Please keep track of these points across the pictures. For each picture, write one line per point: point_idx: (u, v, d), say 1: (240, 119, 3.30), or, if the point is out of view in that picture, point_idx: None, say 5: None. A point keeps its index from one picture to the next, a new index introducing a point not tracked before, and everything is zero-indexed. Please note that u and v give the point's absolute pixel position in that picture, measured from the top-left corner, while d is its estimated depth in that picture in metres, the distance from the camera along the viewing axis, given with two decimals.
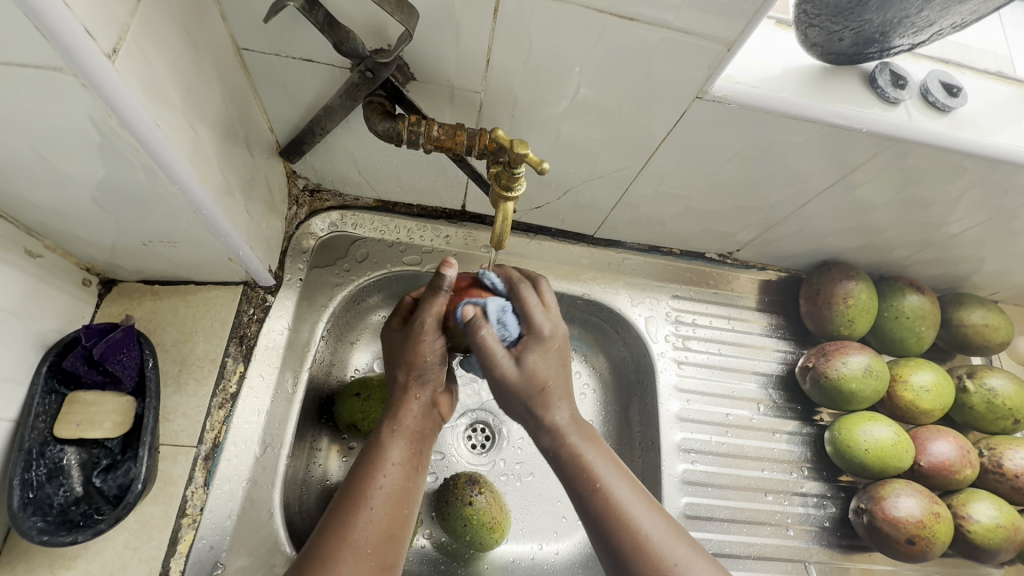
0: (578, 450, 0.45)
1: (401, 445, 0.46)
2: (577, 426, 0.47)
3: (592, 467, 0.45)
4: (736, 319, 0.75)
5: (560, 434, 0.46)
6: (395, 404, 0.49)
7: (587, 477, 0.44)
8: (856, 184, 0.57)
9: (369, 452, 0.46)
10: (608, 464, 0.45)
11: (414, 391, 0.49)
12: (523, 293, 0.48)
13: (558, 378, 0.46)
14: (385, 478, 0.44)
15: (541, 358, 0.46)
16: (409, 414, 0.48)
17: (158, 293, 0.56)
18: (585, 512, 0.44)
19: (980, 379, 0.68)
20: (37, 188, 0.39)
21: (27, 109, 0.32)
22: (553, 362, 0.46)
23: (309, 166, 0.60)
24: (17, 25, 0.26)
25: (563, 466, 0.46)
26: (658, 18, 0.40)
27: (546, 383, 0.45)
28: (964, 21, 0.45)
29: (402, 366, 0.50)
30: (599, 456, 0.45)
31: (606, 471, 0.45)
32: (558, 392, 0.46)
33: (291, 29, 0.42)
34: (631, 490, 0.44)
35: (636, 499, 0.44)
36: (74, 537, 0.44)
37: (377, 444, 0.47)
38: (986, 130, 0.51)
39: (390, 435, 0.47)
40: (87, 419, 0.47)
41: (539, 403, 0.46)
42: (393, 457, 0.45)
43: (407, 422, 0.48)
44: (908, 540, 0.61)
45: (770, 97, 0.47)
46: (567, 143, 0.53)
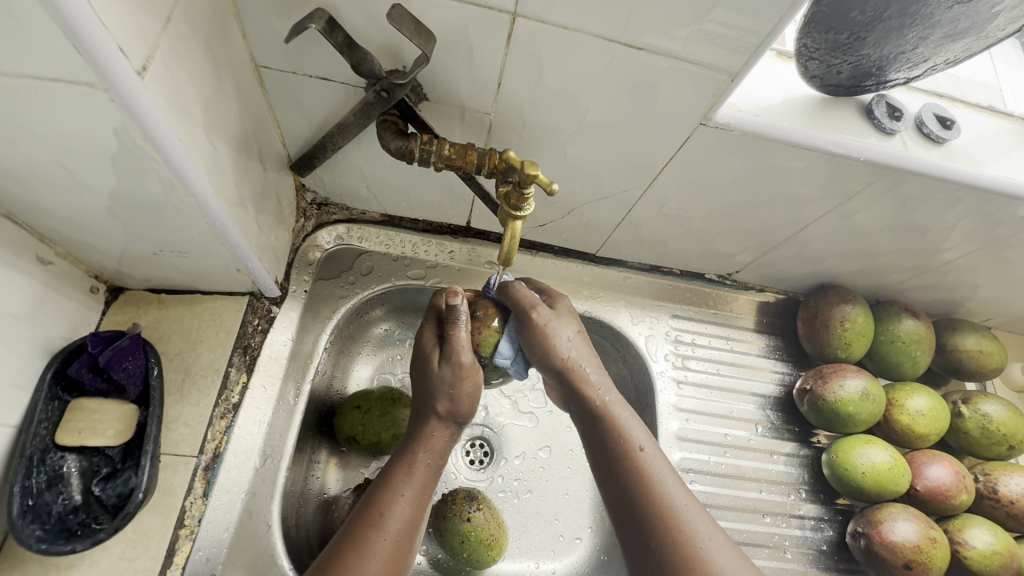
0: (613, 412, 0.48)
1: (423, 474, 0.48)
2: (618, 401, 0.49)
3: (626, 431, 0.47)
4: (735, 339, 0.76)
5: (596, 394, 0.49)
6: (417, 434, 0.51)
7: (621, 441, 0.47)
8: (854, 210, 0.58)
9: (389, 476, 0.48)
10: (641, 433, 0.47)
11: (438, 425, 0.51)
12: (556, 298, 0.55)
13: (575, 347, 0.52)
14: (404, 502, 0.46)
15: (563, 327, 0.52)
16: (435, 443, 0.50)
17: (164, 301, 0.56)
18: (615, 474, 0.46)
19: (975, 405, 0.69)
20: (55, 197, 0.40)
21: (53, 119, 0.32)
22: (573, 331, 0.52)
23: (318, 179, 0.61)
24: (55, 40, 0.27)
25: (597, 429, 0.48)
26: (667, 48, 0.41)
27: (570, 362, 0.51)
28: (957, 58, 0.46)
29: (442, 400, 0.51)
30: (634, 423, 0.48)
31: (638, 436, 0.47)
32: (585, 357, 0.51)
33: (310, 49, 0.43)
34: (663, 462, 0.46)
35: (669, 472, 0.45)
36: (73, 546, 0.44)
37: (396, 470, 0.48)
38: (978, 162, 0.53)
39: (411, 466, 0.48)
40: (89, 426, 0.47)
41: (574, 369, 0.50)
42: (414, 484, 0.47)
43: (429, 454, 0.50)
44: (906, 566, 0.61)
45: (771, 125, 0.48)
46: (573, 164, 0.54)
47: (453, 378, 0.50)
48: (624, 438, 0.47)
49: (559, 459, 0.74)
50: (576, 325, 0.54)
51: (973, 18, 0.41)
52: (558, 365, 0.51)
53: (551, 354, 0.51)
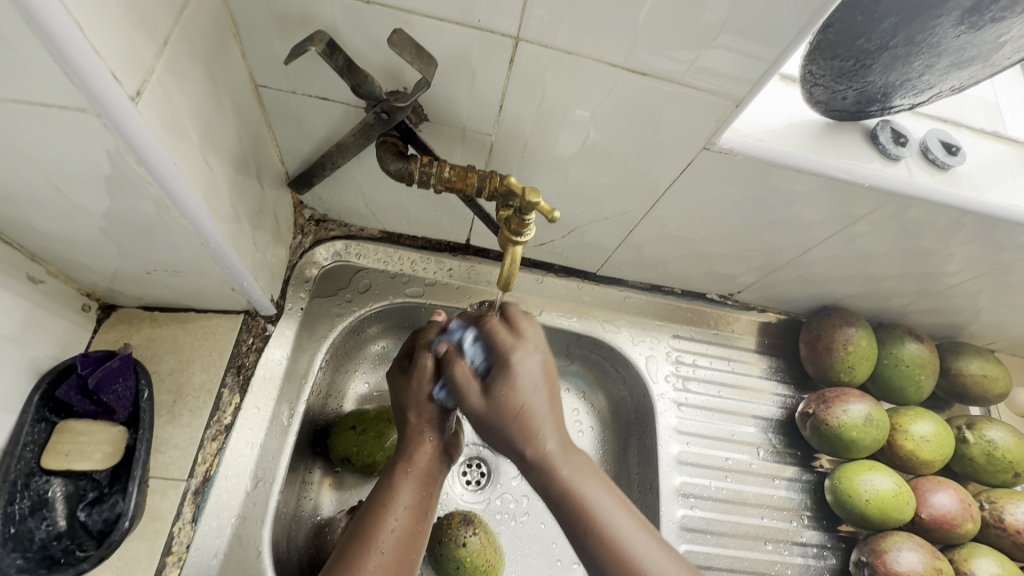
0: (569, 474, 0.43)
1: (411, 487, 0.47)
2: (566, 454, 0.44)
3: (587, 500, 0.43)
4: (736, 360, 0.75)
5: (550, 466, 0.43)
6: (407, 445, 0.50)
7: (583, 510, 0.42)
8: (858, 234, 0.58)
9: (381, 496, 0.46)
10: (603, 493, 0.43)
11: (426, 433, 0.51)
12: (494, 326, 0.47)
13: (541, 401, 0.44)
14: (395, 521, 0.44)
15: (512, 388, 0.43)
16: (421, 456, 0.49)
17: (157, 319, 0.55)
18: (584, 549, 0.42)
19: (979, 430, 0.68)
20: (47, 217, 0.39)
21: (44, 142, 0.32)
22: (534, 382, 0.44)
23: (316, 196, 0.60)
24: (46, 66, 0.27)
25: (554, 499, 0.43)
26: (672, 74, 0.41)
27: (526, 409, 0.43)
28: (963, 85, 0.46)
29: (411, 410, 0.51)
30: (593, 486, 0.43)
31: (602, 504, 0.43)
32: (544, 418, 0.44)
33: (310, 69, 0.43)
34: (625, 516, 0.43)
35: (635, 529, 0.42)
36: None
37: (388, 487, 0.47)
38: (983, 188, 0.53)
39: (401, 477, 0.47)
40: (77, 450, 0.46)
41: (526, 433, 0.43)
42: (404, 497, 0.46)
43: (421, 464, 0.49)
44: None
45: (774, 150, 0.48)
46: (573, 186, 0.54)
47: (419, 386, 0.51)
48: (581, 500, 0.43)
49: None
50: (536, 369, 0.45)
51: (979, 47, 0.41)
52: (512, 431, 0.43)
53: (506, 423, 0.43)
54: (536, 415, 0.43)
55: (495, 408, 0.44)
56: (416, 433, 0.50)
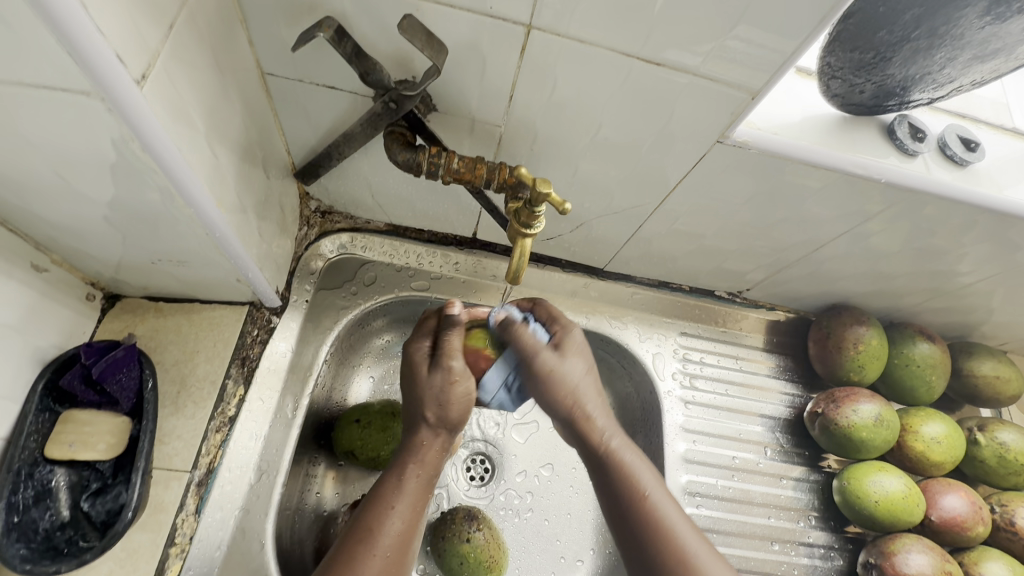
0: (622, 458, 0.46)
1: (417, 488, 0.46)
2: (618, 429, 0.48)
3: (636, 477, 0.45)
4: (743, 359, 0.74)
5: (602, 438, 0.47)
6: (415, 444, 0.48)
7: (634, 490, 0.45)
8: (871, 231, 0.57)
9: (383, 496, 0.45)
10: (650, 472, 0.46)
11: (435, 435, 0.48)
12: (551, 309, 0.52)
13: (587, 377, 0.49)
14: (395, 524, 0.43)
15: (572, 362, 0.48)
16: (431, 455, 0.48)
17: (161, 310, 0.55)
18: (631, 529, 0.44)
19: (990, 433, 0.67)
20: (51, 205, 0.39)
21: (48, 127, 0.31)
22: (584, 360, 0.49)
23: (322, 188, 0.60)
24: (49, 48, 0.26)
25: (607, 473, 0.46)
26: (686, 65, 0.40)
27: (576, 381, 0.48)
28: (984, 79, 0.45)
29: (432, 407, 0.48)
30: (644, 467, 0.46)
31: (651, 483, 0.45)
32: (591, 390, 0.49)
33: (317, 57, 0.42)
34: (672, 505, 0.45)
35: (678, 513, 0.44)
36: (57, 568, 0.43)
37: (391, 486, 0.46)
38: (1002, 185, 0.51)
39: (409, 479, 0.46)
40: (80, 440, 0.45)
41: (580, 406, 0.48)
42: (405, 496, 0.45)
43: (426, 466, 0.47)
44: None
45: (789, 144, 0.47)
46: (583, 180, 0.53)
47: (443, 384, 0.48)
48: (636, 485, 0.45)
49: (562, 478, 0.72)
50: (584, 346, 0.50)
51: (1004, 40, 0.39)
52: (567, 404, 0.48)
53: (559, 401, 0.48)
54: (585, 397, 0.48)
55: (553, 382, 0.48)
56: (427, 433, 0.48)
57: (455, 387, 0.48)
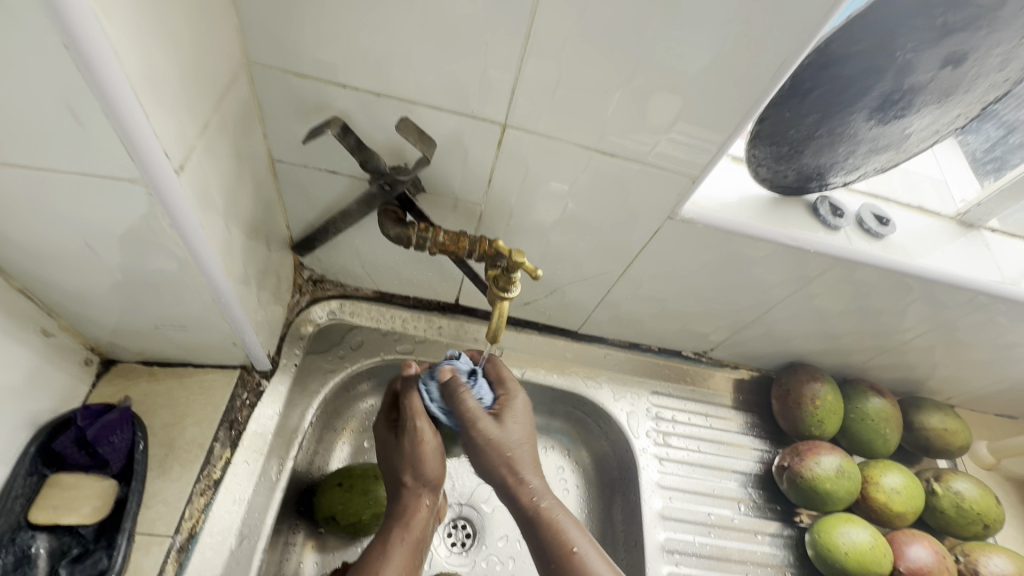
0: (554, 517, 0.46)
1: (404, 550, 0.50)
2: (552, 494, 0.48)
3: (567, 534, 0.45)
4: (712, 416, 0.78)
5: (533, 501, 0.47)
6: (400, 508, 0.52)
7: (563, 545, 0.45)
8: (813, 293, 0.64)
9: (372, 555, 0.49)
10: (584, 537, 0.46)
11: (420, 494, 0.53)
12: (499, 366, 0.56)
13: (524, 443, 0.50)
14: None
15: (511, 427, 0.50)
16: (417, 520, 0.52)
17: (155, 374, 0.57)
18: None
19: (946, 482, 0.71)
20: (72, 274, 0.43)
21: (89, 208, 0.36)
22: (523, 428, 0.51)
23: (316, 258, 0.65)
24: (109, 149, 0.31)
25: (538, 536, 0.46)
26: (637, 156, 0.48)
27: (510, 446, 0.49)
28: (885, 166, 0.54)
29: (407, 470, 0.52)
30: (574, 526, 0.46)
31: (581, 542, 0.45)
32: (527, 457, 0.49)
33: (323, 149, 0.49)
34: (599, 558, 0.44)
35: (609, 571, 0.43)
36: None
37: (380, 547, 0.50)
38: (914, 254, 0.60)
39: (396, 546, 0.50)
40: (65, 502, 0.46)
41: (512, 467, 0.48)
42: (394, 562, 0.49)
43: (415, 530, 0.51)
44: None
45: (729, 220, 0.54)
46: (554, 250, 0.60)
47: (414, 448, 0.52)
48: (565, 542, 0.45)
49: None
50: (524, 410, 0.52)
51: (889, 137, 0.49)
52: (500, 465, 0.48)
53: (491, 459, 0.48)
54: (520, 459, 0.49)
55: (492, 444, 0.49)
56: (410, 495, 0.53)
57: (425, 442, 0.52)
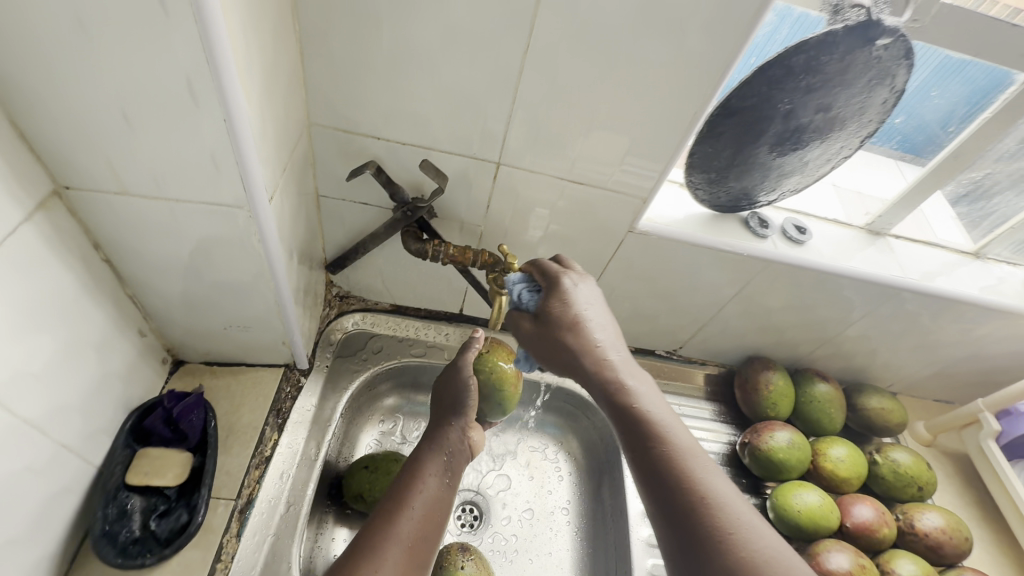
0: (640, 393, 0.51)
1: (438, 465, 0.62)
2: (630, 367, 0.53)
3: (654, 413, 0.50)
4: (686, 405, 0.90)
5: (619, 378, 0.52)
6: (437, 430, 0.66)
7: (653, 422, 0.49)
8: (754, 292, 0.78)
9: (411, 470, 0.61)
10: (670, 415, 0.50)
11: (450, 423, 0.66)
12: (545, 266, 0.58)
13: (602, 319, 0.56)
14: (424, 487, 0.59)
15: (587, 305, 0.55)
16: (449, 440, 0.65)
17: (216, 371, 0.69)
18: (653, 464, 0.47)
19: (886, 453, 0.83)
20: (172, 282, 0.55)
21: (201, 229, 0.49)
22: (598, 301, 0.56)
23: (345, 276, 0.79)
24: (231, 184, 0.44)
25: (626, 409, 0.50)
26: (601, 184, 0.62)
27: (588, 322, 0.54)
28: (798, 186, 0.70)
29: (449, 404, 0.66)
30: (661, 407, 0.50)
31: (669, 419, 0.49)
32: (610, 335, 0.55)
33: (359, 185, 0.63)
34: (688, 439, 0.48)
35: (699, 451, 0.47)
36: (143, 560, 0.54)
37: (417, 464, 0.62)
38: (829, 255, 0.74)
39: (431, 457, 0.63)
40: (152, 468, 0.56)
41: (595, 345, 0.54)
42: (432, 473, 0.61)
43: (448, 445, 0.64)
44: None
45: (676, 231, 0.69)
46: (541, 262, 0.74)
47: (455, 380, 0.66)
48: (656, 424, 0.49)
49: (542, 522, 0.83)
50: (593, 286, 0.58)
51: (791, 164, 0.65)
52: (582, 345, 0.54)
53: (572, 335, 0.54)
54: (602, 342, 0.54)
55: (571, 321, 0.54)
56: (442, 422, 0.66)
57: (463, 377, 0.66)
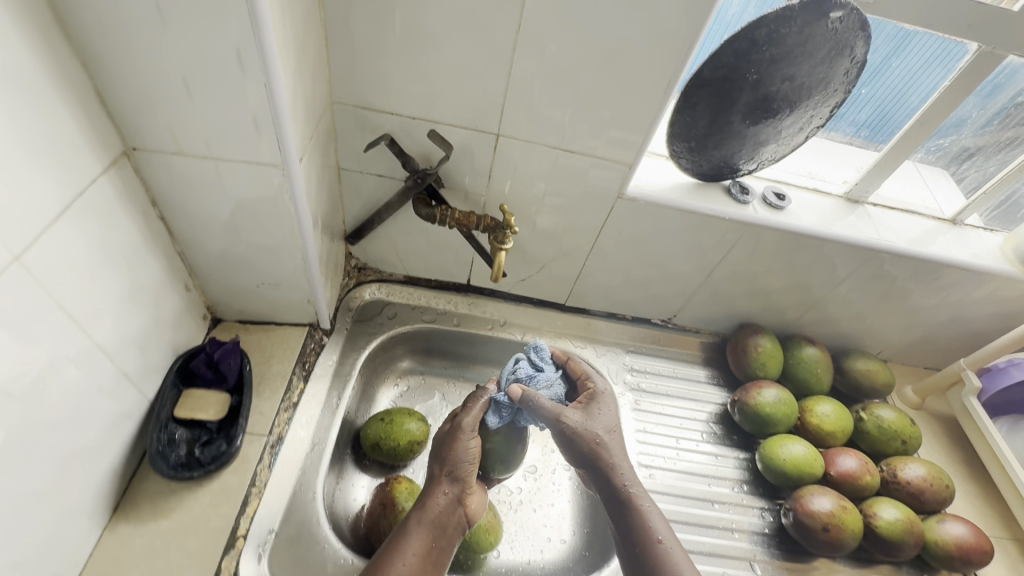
0: (643, 505, 0.64)
1: (422, 536, 0.61)
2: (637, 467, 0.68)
3: (655, 528, 0.63)
4: (679, 369, 0.96)
5: (628, 484, 0.65)
6: (428, 495, 0.65)
7: (651, 533, 0.62)
8: (739, 257, 0.84)
9: (394, 544, 0.60)
10: (663, 523, 0.63)
11: (444, 487, 0.65)
12: (539, 398, 0.67)
13: (616, 427, 0.69)
14: (403, 565, 0.58)
15: (603, 416, 0.69)
16: (436, 509, 0.63)
17: (249, 329, 0.77)
18: (639, 557, 0.61)
19: (872, 410, 0.87)
20: (215, 239, 0.64)
21: (241, 187, 0.57)
22: (614, 414, 0.70)
23: (362, 248, 0.87)
24: (268, 144, 0.52)
25: (625, 500, 0.65)
26: (591, 151, 0.69)
27: (611, 436, 0.67)
28: (776, 154, 0.76)
29: (440, 467, 0.66)
30: (661, 522, 0.63)
31: (665, 533, 0.63)
32: (620, 442, 0.68)
33: (375, 157, 0.71)
34: (678, 548, 0.61)
35: (682, 554, 0.61)
36: (192, 473, 0.61)
37: (404, 536, 0.61)
38: (808, 219, 0.80)
39: (415, 528, 0.62)
40: (197, 402, 0.65)
41: (614, 451, 0.67)
42: (415, 547, 0.60)
43: (433, 515, 0.63)
44: (823, 528, 0.73)
45: (661, 196, 0.75)
46: (540, 230, 0.81)
47: (451, 440, 0.68)
48: (652, 528, 0.63)
49: (545, 477, 0.89)
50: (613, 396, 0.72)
51: (766, 133, 0.72)
52: (597, 452, 0.66)
53: (590, 447, 0.66)
54: (613, 446, 0.67)
55: (590, 428, 0.67)
56: (434, 483, 0.65)
57: (461, 441, 0.67)
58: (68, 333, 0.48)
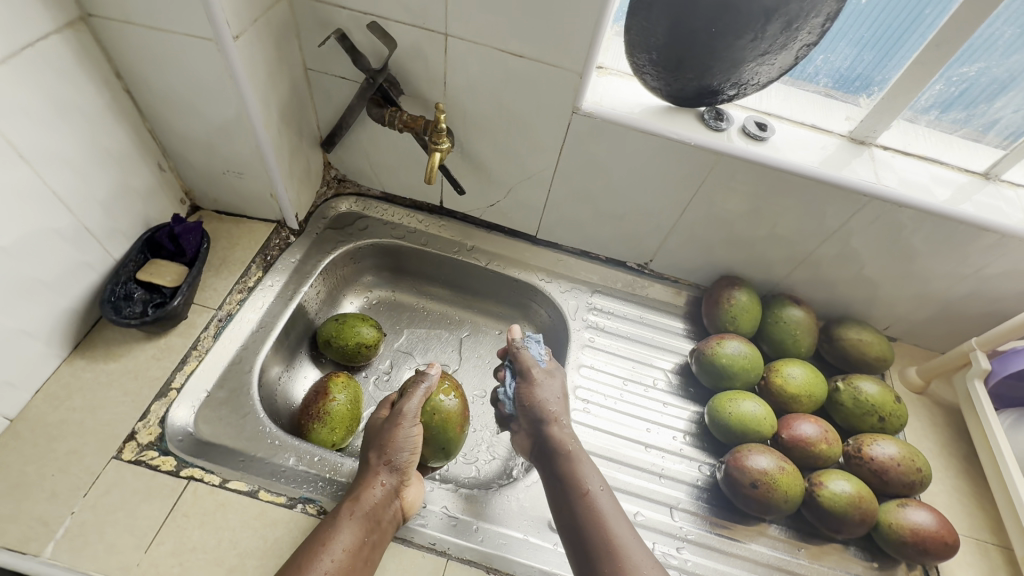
0: (580, 462, 0.69)
1: (355, 523, 0.58)
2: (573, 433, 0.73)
3: (589, 484, 0.67)
4: (647, 316, 0.92)
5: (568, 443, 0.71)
6: (363, 488, 0.61)
7: (583, 487, 0.66)
8: (712, 194, 0.77)
9: (321, 536, 0.56)
10: (600, 483, 0.68)
11: (379, 479, 0.62)
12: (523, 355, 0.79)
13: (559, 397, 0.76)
14: (331, 559, 0.54)
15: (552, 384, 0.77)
16: (369, 498, 0.60)
17: (222, 219, 0.84)
18: (573, 510, 0.65)
19: (852, 381, 0.78)
20: (178, 118, 0.69)
21: (189, 62, 0.62)
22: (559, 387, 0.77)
23: (339, 158, 0.90)
24: (199, 13, 0.56)
25: (564, 456, 0.70)
26: (541, 57, 0.66)
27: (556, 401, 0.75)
28: (759, 80, 0.68)
29: (376, 454, 0.64)
30: (594, 478, 0.68)
31: (598, 491, 0.66)
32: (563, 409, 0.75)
33: (335, 57, 0.73)
34: (609, 502, 0.66)
35: (613, 508, 0.65)
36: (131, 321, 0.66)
37: (330, 528, 0.57)
38: (791, 153, 0.72)
39: (345, 520, 0.58)
40: (154, 268, 0.72)
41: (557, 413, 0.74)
42: (346, 534, 0.56)
43: (368, 506, 0.59)
44: (752, 484, 0.68)
45: (620, 114, 0.71)
46: (501, 148, 0.80)
47: (391, 428, 0.66)
48: (585, 484, 0.67)
49: None
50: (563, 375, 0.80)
51: (742, 52, 0.63)
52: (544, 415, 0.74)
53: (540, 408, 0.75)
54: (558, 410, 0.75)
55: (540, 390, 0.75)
56: (369, 474, 0.63)
57: (401, 431, 0.66)
58: (22, 173, 0.55)
